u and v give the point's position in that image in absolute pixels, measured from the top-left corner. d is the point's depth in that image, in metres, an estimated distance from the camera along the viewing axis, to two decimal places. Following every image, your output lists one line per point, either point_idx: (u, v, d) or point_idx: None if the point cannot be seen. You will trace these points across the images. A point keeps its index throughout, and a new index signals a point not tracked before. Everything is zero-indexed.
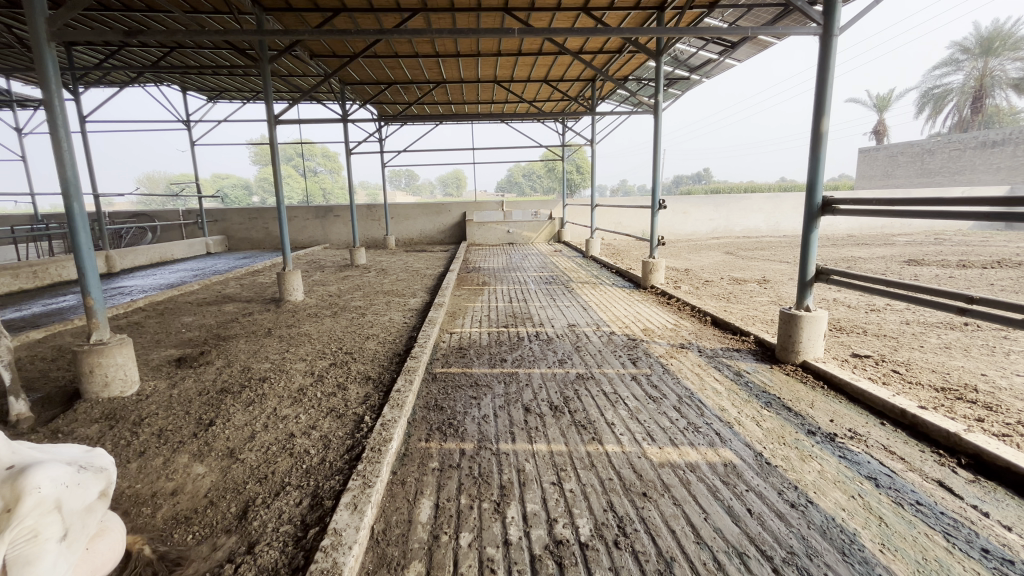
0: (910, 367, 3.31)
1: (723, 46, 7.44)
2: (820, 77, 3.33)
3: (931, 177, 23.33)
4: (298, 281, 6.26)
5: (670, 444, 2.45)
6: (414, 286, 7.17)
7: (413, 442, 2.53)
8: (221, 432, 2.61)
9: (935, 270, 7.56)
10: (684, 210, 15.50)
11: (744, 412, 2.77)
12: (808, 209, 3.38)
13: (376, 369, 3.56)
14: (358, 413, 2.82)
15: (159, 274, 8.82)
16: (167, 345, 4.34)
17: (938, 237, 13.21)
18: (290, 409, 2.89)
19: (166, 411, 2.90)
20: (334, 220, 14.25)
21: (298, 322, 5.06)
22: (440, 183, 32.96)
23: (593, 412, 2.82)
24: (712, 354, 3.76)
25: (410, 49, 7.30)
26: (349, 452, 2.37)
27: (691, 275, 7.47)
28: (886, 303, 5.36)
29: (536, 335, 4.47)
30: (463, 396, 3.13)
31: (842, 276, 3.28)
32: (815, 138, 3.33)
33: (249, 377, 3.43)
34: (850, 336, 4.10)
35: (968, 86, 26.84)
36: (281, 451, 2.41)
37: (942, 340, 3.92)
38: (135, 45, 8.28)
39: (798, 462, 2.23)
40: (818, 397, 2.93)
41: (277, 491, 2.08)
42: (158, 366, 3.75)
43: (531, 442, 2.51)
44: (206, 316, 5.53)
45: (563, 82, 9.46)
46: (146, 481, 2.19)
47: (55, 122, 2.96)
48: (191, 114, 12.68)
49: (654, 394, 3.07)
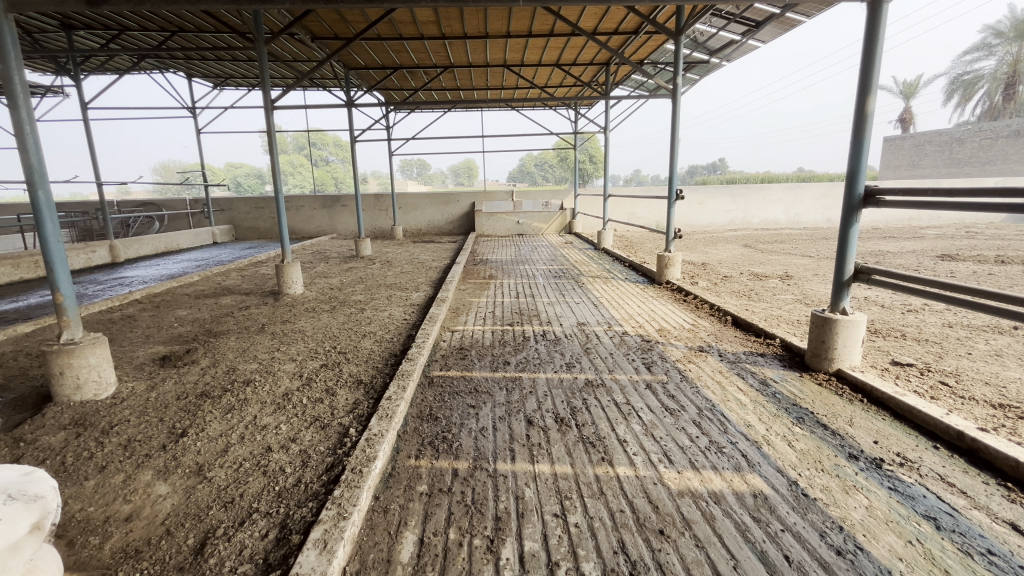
0: (960, 379, 2.96)
1: (746, 25, 6.99)
2: (867, 49, 2.92)
3: (961, 167, 22.33)
4: (298, 273, 6.03)
5: (690, 467, 2.16)
6: (418, 279, 6.92)
7: (401, 461, 2.27)
8: (192, 444, 2.37)
9: (972, 267, 7.10)
10: (700, 200, 15.02)
11: (773, 430, 2.46)
12: (847, 202, 3.01)
13: (369, 371, 3.31)
14: (343, 424, 2.57)
15: (162, 265, 8.69)
16: (155, 342, 4.14)
17: (970, 230, 12.61)
18: (271, 418, 2.65)
19: (139, 417, 2.68)
20: (341, 210, 14.04)
21: (293, 317, 4.82)
22: (452, 173, 32.73)
23: (603, 427, 2.54)
24: (735, 360, 3.45)
25: (414, 31, 6.99)
26: (328, 472, 2.12)
27: (709, 270, 7.11)
28: (923, 302, 4.96)
29: (542, 335, 4.17)
30: (460, 405, 2.86)
31: (885, 276, 2.93)
32: (858, 121, 2.95)
33: (232, 379, 3.20)
34: (887, 340, 3.74)
35: (1001, 72, 25.70)
36: (254, 469, 2.17)
37: (992, 347, 3.54)
38: (135, 28, 8.07)
39: (841, 496, 1.93)
40: (857, 413, 2.61)
41: (243, 520, 1.83)
42: (141, 365, 3.54)
43: (533, 462, 2.24)
44: (202, 310, 5.33)
45: (575, 65, 9.05)
46: (100, 504, 1.96)
47: (16, 103, 2.70)
48: (196, 100, 12.51)
49: (670, 406, 2.77)
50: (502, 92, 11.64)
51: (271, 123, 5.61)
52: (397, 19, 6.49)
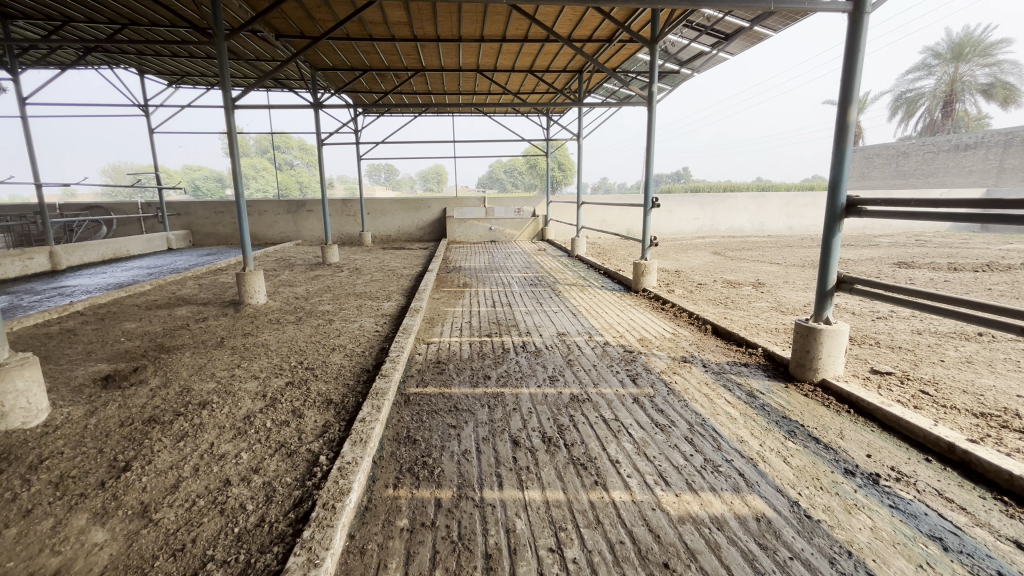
0: (939, 387, 2.99)
1: (717, 37, 7.14)
2: (848, 58, 2.92)
3: (906, 179, 23.73)
4: (260, 281, 5.68)
5: (688, 490, 2.05)
6: (388, 287, 6.64)
7: (377, 492, 2.07)
8: (137, 480, 2.10)
9: (928, 273, 7.43)
10: (669, 208, 15.30)
11: (767, 445, 2.39)
12: (830, 211, 3.00)
13: (339, 390, 3.07)
14: (313, 450, 2.34)
15: (109, 273, 8.10)
16: (98, 360, 3.76)
17: (920, 238, 13.36)
18: (231, 445, 2.39)
19: (74, 449, 2.37)
20: (306, 215, 13.55)
21: (255, 330, 4.50)
22: (422, 177, 32.30)
23: (593, 447, 2.41)
24: (719, 370, 3.40)
25: (385, 32, 6.79)
26: (296, 508, 1.90)
27: (683, 278, 7.16)
28: (890, 309, 5.09)
29: (522, 347, 4.03)
30: (440, 425, 2.67)
31: (867, 285, 2.92)
32: (840, 130, 2.94)
33: (186, 401, 2.90)
34: (863, 348, 3.78)
35: (940, 90, 27.51)
36: (210, 507, 1.92)
37: (961, 353, 3.63)
38: (81, 19, 7.54)
39: (844, 516, 1.86)
40: (845, 425, 2.57)
41: (194, 573, 1.59)
42: (80, 387, 3.18)
43: (522, 489, 2.08)
44: (152, 322, 4.92)
45: (549, 72, 9.05)
46: (22, 557, 1.68)
47: None
48: (149, 98, 11.84)
49: (660, 421, 2.67)
50: (473, 97, 11.53)
51: (231, 122, 5.28)
52: (367, 18, 6.26)
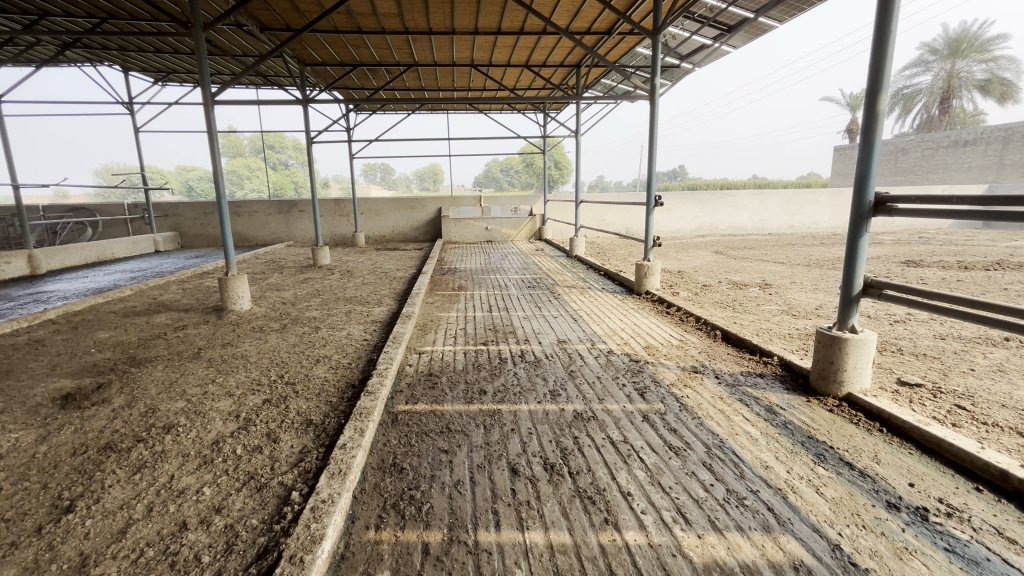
0: (976, 401, 2.74)
1: (719, 30, 6.90)
2: (877, 44, 2.63)
3: (905, 175, 23.54)
4: (244, 286, 5.39)
5: (711, 529, 1.80)
6: (381, 291, 6.36)
7: (356, 535, 1.80)
8: (79, 525, 1.82)
9: (939, 273, 7.19)
10: (668, 206, 15.06)
11: (795, 472, 2.13)
12: (856, 210, 2.73)
13: (321, 410, 2.79)
14: (286, 483, 2.08)
15: (90, 277, 7.79)
16: (61, 375, 3.48)
17: (923, 235, 13.18)
18: (193, 479, 2.12)
19: (14, 485, 2.10)
20: (298, 216, 13.24)
21: (236, 339, 4.22)
22: (417, 177, 31.93)
23: (601, 476, 2.15)
24: (734, 382, 3.13)
25: (375, 24, 6.49)
26: (259, 560, 1.63)
27: (687, 279, 6.88)
28: (908, 312, 4.84)
29: (521, 356, 3.76)
30: (430, 450, 2.40)
31: (897, 291, 2.67)
32: (868, 123, 2.68)
33: (149, 425, 2.61)
34: (887, 357, 3.53)
35: (937, 86, 27.30)
36: (159, 560, 1.65)
37: (991, 361, 3.39)
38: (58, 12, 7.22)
39: (896, 564, 1.61)
40: (880, 447, 2.32)
41: None
42: (37, 407, 2.89)
43: (523, 530, 1.82)
44: (128, 332, 4.62)
45: (545, 67, 8.80)
46: None
47: None
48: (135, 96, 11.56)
49: (674, 444, 2.41)
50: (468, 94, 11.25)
51: (211, 119, 4.99)
52: (355, 10, 5.99)
